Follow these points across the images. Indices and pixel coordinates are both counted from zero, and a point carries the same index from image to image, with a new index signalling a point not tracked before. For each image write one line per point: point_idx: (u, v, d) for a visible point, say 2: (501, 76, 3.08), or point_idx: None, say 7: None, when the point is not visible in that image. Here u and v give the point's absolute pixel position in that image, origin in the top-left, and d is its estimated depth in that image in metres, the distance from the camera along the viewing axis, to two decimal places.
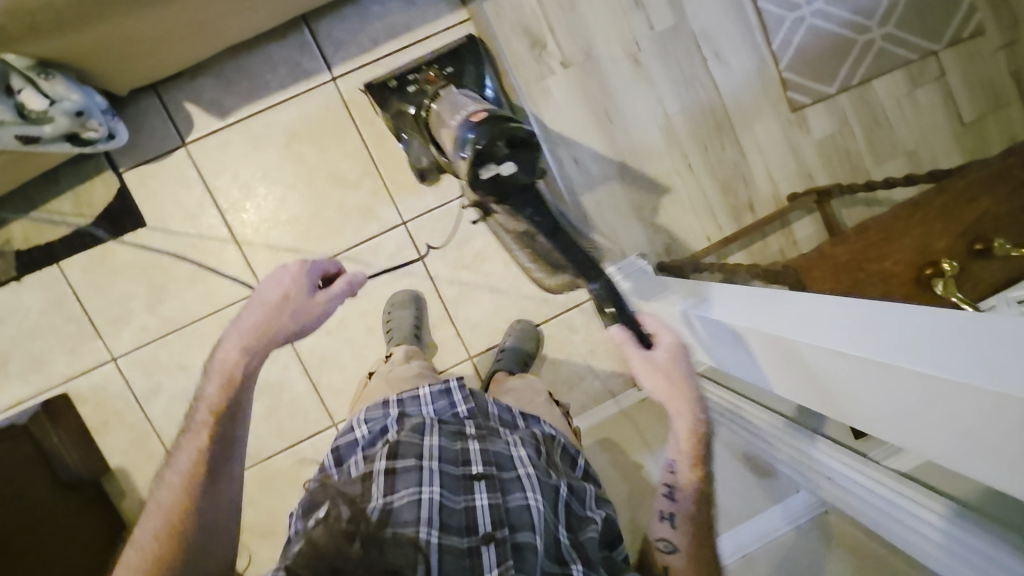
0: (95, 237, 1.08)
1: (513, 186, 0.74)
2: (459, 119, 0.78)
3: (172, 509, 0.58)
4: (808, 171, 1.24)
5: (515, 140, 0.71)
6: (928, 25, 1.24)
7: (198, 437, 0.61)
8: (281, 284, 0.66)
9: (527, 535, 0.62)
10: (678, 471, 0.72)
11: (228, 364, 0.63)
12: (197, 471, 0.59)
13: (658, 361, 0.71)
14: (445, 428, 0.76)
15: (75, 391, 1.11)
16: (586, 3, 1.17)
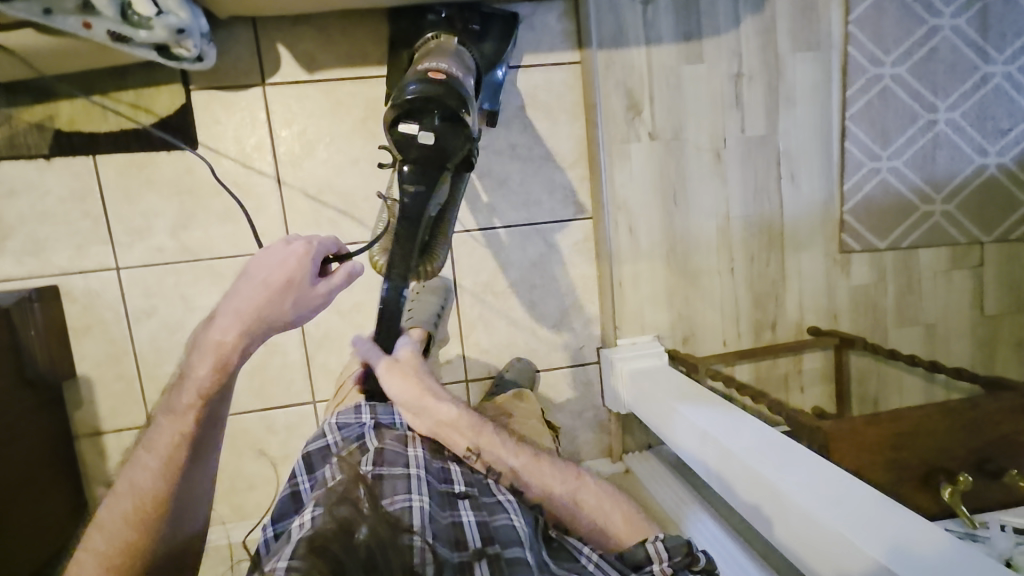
0: (143, 144, 1.04)
1: (418, 155, 0.82)
2: (423, 66, 0.85)
3: (148, 492, 0.69)
4: (834, 311, 1.28)
5: (444, 117, 0.80)
6: (984, 215, 1.30)
7: (183, 420, 0.72)
8: (284, 268, 0.72)
9: (517, 550, 0.71)
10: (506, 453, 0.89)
11: (224, 346, 0.71)
12: (173, 455, 0.71)
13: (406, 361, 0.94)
14: (426, 445, 0.90)
15: (66, 288, 1.06)
16: (692, 86, 1.19)
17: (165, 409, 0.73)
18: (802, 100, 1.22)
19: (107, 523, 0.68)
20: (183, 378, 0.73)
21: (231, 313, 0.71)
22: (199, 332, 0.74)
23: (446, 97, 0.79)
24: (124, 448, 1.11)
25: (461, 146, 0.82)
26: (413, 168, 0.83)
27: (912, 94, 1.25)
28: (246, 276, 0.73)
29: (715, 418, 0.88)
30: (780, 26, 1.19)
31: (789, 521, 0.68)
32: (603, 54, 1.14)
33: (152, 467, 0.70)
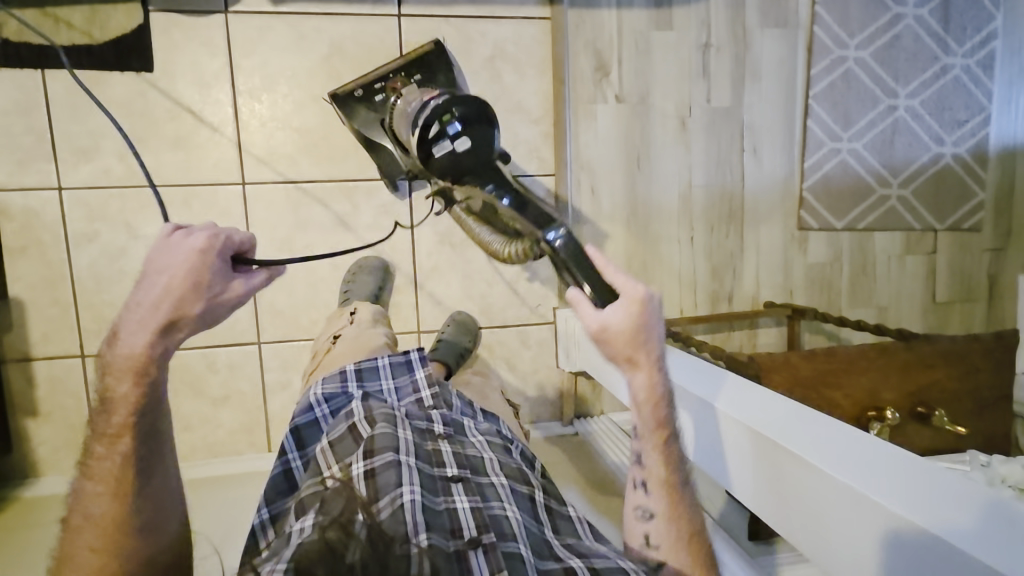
0: (96, 61, 1.01)
1: (472, 162, 0.85)
2: (415, 103, 0.91)
3: (105, 517, 0.60)
4: (790, 288, 1.29)
5: (463, 116, 0.84)
6: (939, 203, 1.32)
7: (120, 439, 0.61)
8: (182, 267, 0.58)
9: (511, 542, 0.65)
10: (644, 449, 0.70)
11: (137, 356, 0.59)
12: (122, 475, 0.61)
13: (619, 330, 0.66)
14: (413, 424, 0.83)
15: (3, 203, 1.01)
16: (660, 53, 1.20)
17: (94, 431, 0.61)
18: (767, 76, 1.24)
19: (71, 561, 0.59)
20: (106, 398, 0.61)
21: (136, 321, 0.58)
22: (105, 349, 0.61)
23: (451, 101, 0.85)
24: (54, 376, 1.06)
25: (492, 126, 0.86)
26: (478, 175, 0.85)
27: (874, 79, 1.28)
28: (144, 280, 0.59)
29: (709, 380, 0.77)
30: (748, 1, 1.22)
31: (811, 499, 0.55)
32: (574, 12, 1.15)
33: (103, 495, 0.60)
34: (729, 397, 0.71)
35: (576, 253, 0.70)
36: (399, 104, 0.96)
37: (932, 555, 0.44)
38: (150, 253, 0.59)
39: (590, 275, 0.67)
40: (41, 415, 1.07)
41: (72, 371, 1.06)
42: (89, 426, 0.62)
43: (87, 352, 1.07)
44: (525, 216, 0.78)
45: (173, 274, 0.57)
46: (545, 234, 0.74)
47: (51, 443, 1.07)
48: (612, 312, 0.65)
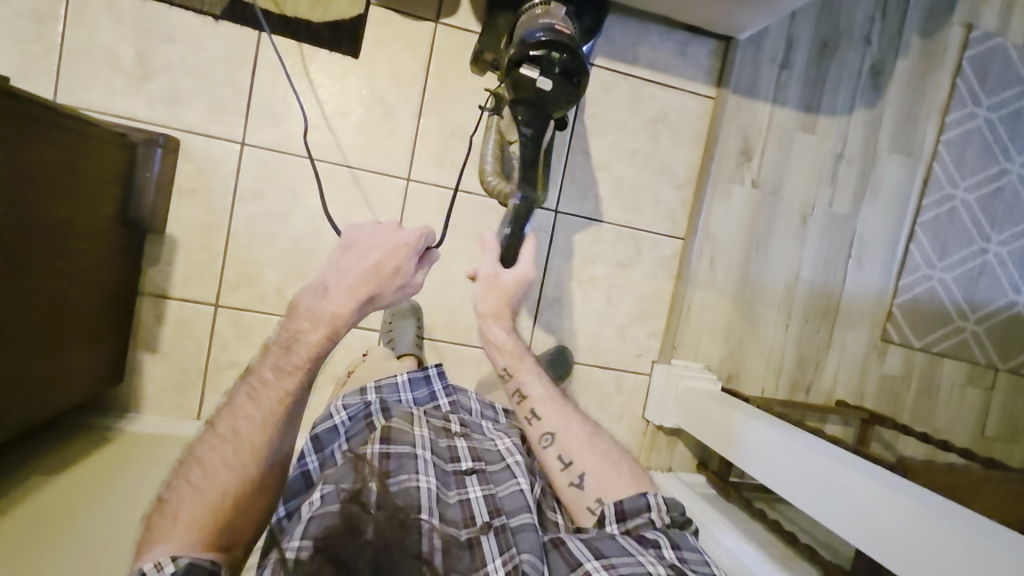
0: (310, 38, 1.07)
1: (540, 100, 0.90)
2: (542, 16, 0.90)
3: (247, 441, 0.66)
4: (862, 392, 1.38)
5: (565, 68, 0.87)
6: (1005, 345, 1.43)
7: (290, 377, 0.68)
8: (388, 251, 0.72)
9: (524, 516, 0.76)
10: (530, 383, 0.98)
11: (337, 317, 0.69)
12: (280, 408, 0.68)
13: (508, 281, 0.96)
14: (429, 421, 0.90)
15: (185, 145, 1.05)
16: (799, 152, 1.30)
17: (271, 361, 0.69)
18: (884, 195, 1.35)
19: (206, 463, 0.65)
20: (292, 337, 0.69)
21: (341, 281, 0.70)
22: (303, 292, 0.72)
23: (567, 45, 0.86)
24: (183, 318, 1.08)
25: (577, 88, 0.90)
26: (528, 108, 0.91)
27: (974, 221, 1.39)
28: (350, 250, 0.72)
29: (801, 437, 0.97)
30: (884, 126, 1.33)
31: (898, 527, 0.75)
32: (735, 97, 1.24)
33: (254, 419, 0.67)
34: (820, 448, 0.92)
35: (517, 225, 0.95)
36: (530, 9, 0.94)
37: (984, 564, 0.65)
38: (363, 228, 0.73)
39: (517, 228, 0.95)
40: (158, 352, 1.08)
41: (202, 316, 1.09)
42: (266, 353, 0.70)
43: (220, 302, 1.09)
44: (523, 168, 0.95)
45: (383, 258, 0.71)
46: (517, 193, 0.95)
47: (160, 382, 1.09)
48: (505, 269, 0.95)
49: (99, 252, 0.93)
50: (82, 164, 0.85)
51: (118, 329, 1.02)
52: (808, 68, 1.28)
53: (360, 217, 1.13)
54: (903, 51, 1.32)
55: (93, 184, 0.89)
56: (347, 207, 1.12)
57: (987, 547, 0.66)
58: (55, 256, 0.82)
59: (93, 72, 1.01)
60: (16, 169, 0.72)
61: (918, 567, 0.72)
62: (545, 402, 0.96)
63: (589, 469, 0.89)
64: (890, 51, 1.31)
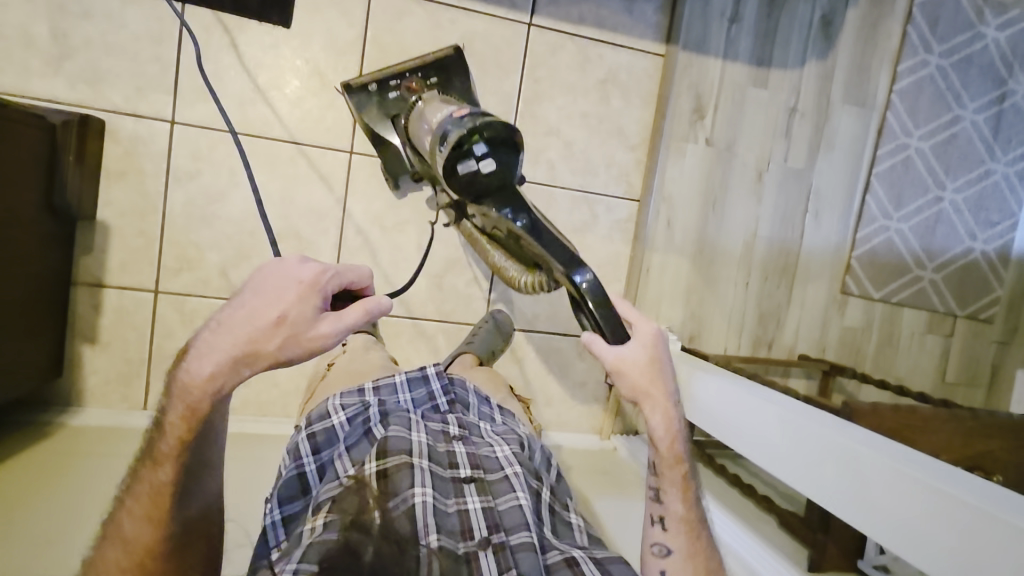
0: (237, 8, 1.02)
1: (490, 186, 0.82)
2: (438, 115, 0.88)
3: (138, 540, 0.60)
4: (823, 345, 1.38)
5: (490, 139, 0.81)
6: (961, 292, 1.45)
7: (162, 468, 0.59)
8: (280, 300, 0.55)
9: (522, 535, 0.70)
10: (668, 487, 0.76)
11: (196, 383, 0.56)
12: (163, 498, 0.60)
13: (637, 361, 0.71)
14: (428, 427, 0.85)
15: (111, 126, 1.00)
16: (751, 108, 1.28)
17: (145, 450, 0.60)
18: (839, 148, 1.34)
19: (100, 569, 0.59)
20: (159, 423, 0.59)
21: (218, 341, 0.55)
22: (174, 367, 0.58)
23: (479, 120, 0.81)
24: (124, 306, 1.04)
25: (518, 149, 0.84)
26: (496, 199, 0.82)
27: (929, 170, 1.39)
28: (235, 300, 0.57)
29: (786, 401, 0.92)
30: (836, 77, 1.32)
31: (882, 493, 0.72)
32: (685, 54, 1.22)
33: (139, 518, 0.59)
34: (799, 409, 0.88)
35: (603, 303, 0.72)
36: (420, 106, 0.97)
37: (972, 522, 0.62)
38: (251, 275, 0.58)
39: (602, 311, 0.71)
40: (100, 343, 1.05)
41: (144, 304, 1.05)
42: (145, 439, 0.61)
43: (162, 288, 1.05)
44: (551, 253, 0.76)
45: (267, 305, 0.55)
46: (571, 273, 0.75)
47: (105, 373, 1.05)
48: (632, 344, 0.71)
49: (24, 243, 0.89)
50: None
51: (55, 320, 0.98)
52: (758, 21, 1.26)
53: (303, 193, 1.09)
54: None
55: (11, 170, 0.84)
56: (289, 184, 1.08)
57: (1003, 517, 0.60)
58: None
59: (6, 52, 0.96)
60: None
61: (902, 530, 0.69)
62: (677, 512, 0.75)
63: (676, 548, 0.73)
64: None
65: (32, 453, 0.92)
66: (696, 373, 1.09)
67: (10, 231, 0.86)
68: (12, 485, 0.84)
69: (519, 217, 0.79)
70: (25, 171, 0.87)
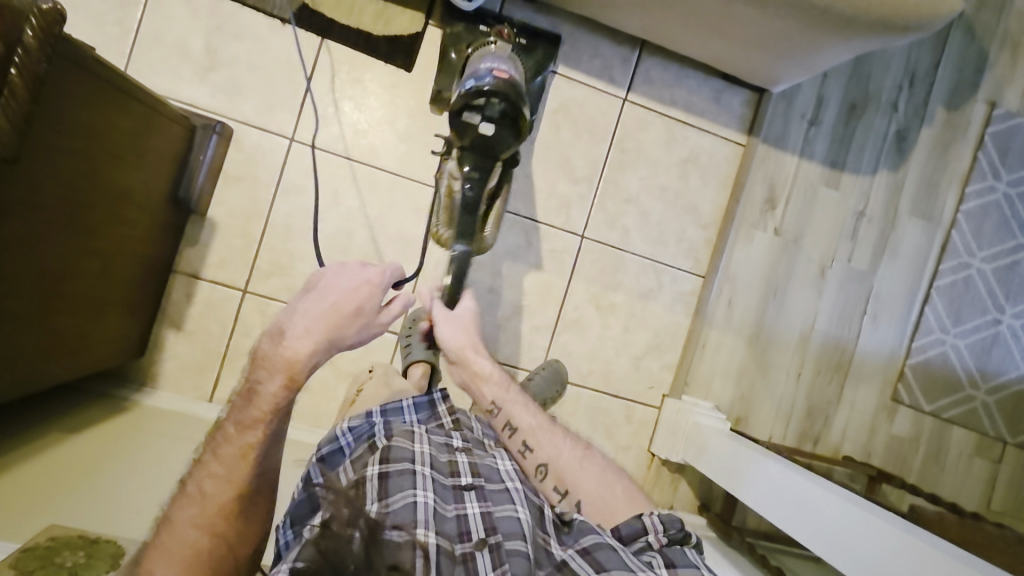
0: (369, 49, 1.13)
1: (483, 141, 0.92)
2: (484, 65, 0.94)
3: (215, 499, 0.61)
4: (870, 450, 1.37)
5: (504, 111, 0.90)
6: (1014, 419, 1.42)
7: (251, 432, 0.62)
8: (355, 293, 0.65)
9: (517, 541, 0.68)
10: (513, 412, 0.93)
11: (292, 361, 0.61)
12: (246, 459, 0.62)
13: (461, 317, 0.98)
14: (432, 439, 0.82)
15: (238, 135, 1.09)
16: (822, 206, 1.33)
17: (230, 416, 0.63)
18: (903, 256, 1.37)
19: (176, 528, 0.60)
20: (250, 388, 0.62)
21: (299, 323, 0.62)
22: (265, 346, 0.63)
23: (498, 88, 0.90)
24: (212, 300, 1.10)
25: (518, 133, 0.92)
26: (478, 153, 0.93)
27: (989, 292, 1.41)
28: (311, 292, 0.65)
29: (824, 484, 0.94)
30: (906, 190, 1.37)
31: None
32: (765, 147, 1.29)
33: (219, 479, 0.62)
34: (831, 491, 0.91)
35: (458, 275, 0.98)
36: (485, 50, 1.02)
37: None
38: (319, 274, 0.66)
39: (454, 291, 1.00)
40: (183, 331, 1.09)
41: (231, 301, 1.10)
42: (228, 409, 0.64)
43: (249, 289, 1.11)
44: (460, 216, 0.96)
45: (346, 296, 0.64)
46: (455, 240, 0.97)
47: (181, 360, 1.10)
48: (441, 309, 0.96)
49: (144, 228, 0.95)
50: (146, 137, 0.89)
51: (149, 302, 1.04)
52: (836, 127, 1.33)
53: (394, 220, 1.16)
54: (928, 120, 1.37)
55: (151, 161, 0.92)
56: (384, 210, 1.15)
57: None
58: (108, 221, 0.85)
59: (164, 59, 1.07)
60: (83, 123, 0.74)
61: None
62: (530, 429, 0.92)
63: (547, 456, 0.89)
64: (916, 119, 1.36)
65: (106, 424, 0.95)
66: (745, 451, 1.10)
67: (137, 215, 0.92)
68: (92, 450, 0.86)
69: (470, 182, 0.95)
70: (161, 163, 0.95)
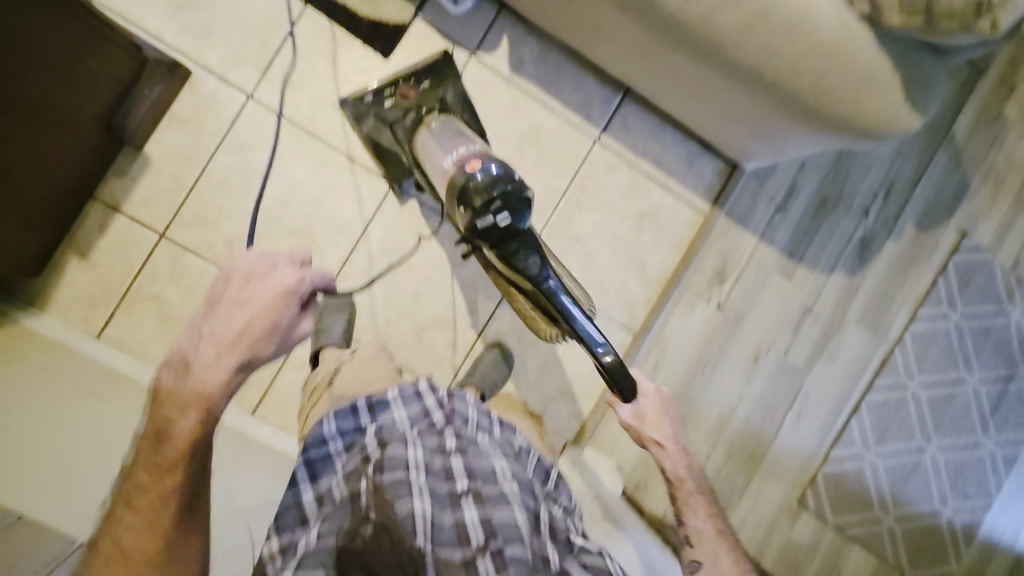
0: (349, 26, 1.11)
1: (510, 235, 0.83)
2: (454, 159, 0.88)
3: (136, 548, 0.56)
4: (763, 549, 1.33)
5: (506, 200, 0.81)
6: (917, 553, 1.38)
7: (165, 476, 0.57)
8: (257, 307, 0.60)
9: (518, 548, 0.63)
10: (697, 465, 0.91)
11: (203, 391, 0.58)
12: (163, 502, 0.57)
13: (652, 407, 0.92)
14: (426, 441, 0.74)
15: (195, 79, 1.07)
16: (771, 292, 1.31)
17: (143, 459, 0.58)
18: (841, 362, 1.35)
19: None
20: (163, 427, 0.58)
21: (207, 349, 0.59)
22: (163, 387, 0.60)
23: (500, 181, 0.82)
24: (125, 236, 1.06)
25: (529, 202, 0.83)
26: (519, 243, 0.83)
27: (920, 418, 1.38)
28: (214, 312, 0.60)
29: None
30: (858, 297, 1.35)
31: None
32: (726, 220, 1.27)
33: (139, 534, 0.56)
34: None
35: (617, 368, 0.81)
36: (423, 130, 1.00)
37: None
38: (225, 283, 0.61)
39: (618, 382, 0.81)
40: (87, 260, 1.05)
41: (144, 242, 1.07)
42: (138, 451, 0.59)
43: (166, 234, 1.07)
44: (547, 297, 0.84)
45: (253, 315, 0.60)
46: (593, 346, 0.81)
47: (77, 290, 1.06)
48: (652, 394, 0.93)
49: (65, 147, 0.92)
50: (83, 55, 0.86)
51: (58, 223, 1.00)
52: (803, 218, 1.31)
53: (333, 202, 1.13)
54: (896, 234, 1.35)
55: (87, 82, 0.89)
56: (326, 189, 1.12)
57: None
58: (19, 130, 0.82)
59: None
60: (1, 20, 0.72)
61: None
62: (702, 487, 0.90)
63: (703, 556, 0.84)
64: (883, 229, 1.35)
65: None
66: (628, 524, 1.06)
67: (59, 133, 0.89)
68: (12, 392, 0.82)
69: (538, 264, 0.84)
70: (100, 87, 0.92)
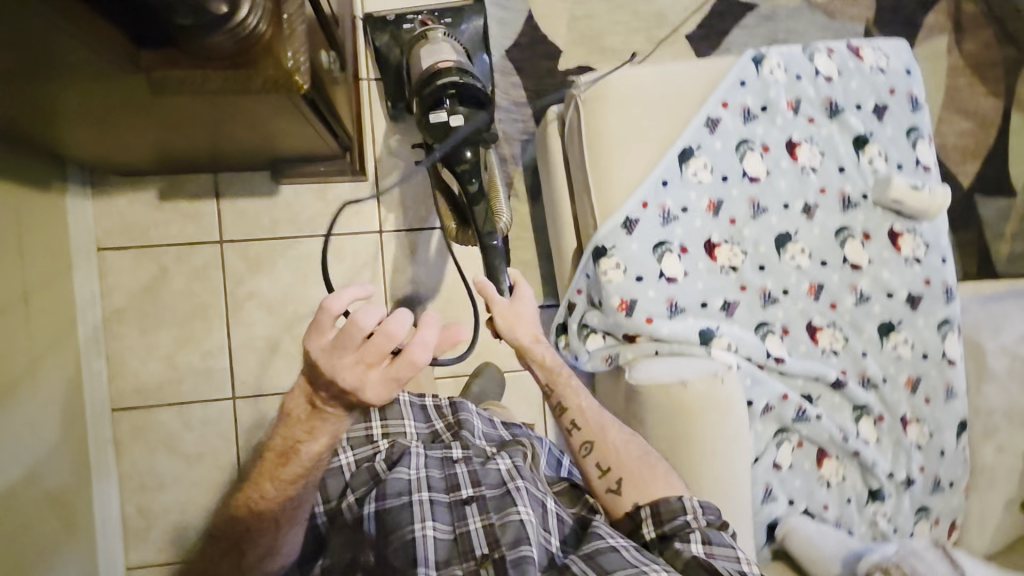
0: None
1: (457, 134, 0.91)
2: (433, 55, 0.95)
3: (251, 549, 0.74)
4: None
5: (460, 95, 0.91)
6: None
7: (286, 489, 0.73)
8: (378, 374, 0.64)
9: (521, 548, 0.73)
10: (572, 399, 0.86)
11: (330, 426, 0.70)
12: (279, 510, 0.73)
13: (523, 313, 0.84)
14: (431, 458, 0.84)
15: (363, 185, 1.16)
16: None
17: (268, 473, 0.73)
18: None
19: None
20: (291, 447, 0.71)
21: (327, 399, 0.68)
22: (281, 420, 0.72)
23: (456, 78, 0.90)
24: (200, 217, 1.12)
25: (485, 107, 0.93)
26: (471, 141, 0.93)
27: None
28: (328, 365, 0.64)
29: None
30: None
31: None
32: None
33: (259, 530, 0.74)
34: None
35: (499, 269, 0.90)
36: (422, 43, 1.01)
37: None
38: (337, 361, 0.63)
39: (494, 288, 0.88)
40: (158, 201, 1.11)
41: (206, 233, 1.12)
42: (264, 461, 0.73)
43: (223, 244, 1.13)
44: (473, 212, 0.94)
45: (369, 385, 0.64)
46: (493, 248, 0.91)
47: (128, 209, 1.10)
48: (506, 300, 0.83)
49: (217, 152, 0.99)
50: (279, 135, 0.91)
51: (167, 168, 1.07)
52: None
53: None
54: None
55: (280, 144, 0.97)
56: None
57: None
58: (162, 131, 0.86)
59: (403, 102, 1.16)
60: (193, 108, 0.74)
61: None
62: (591, 408, 0.85)
63: (615, 465, 0.80)
64: None
65: (27, 196, 0.93)
66: None
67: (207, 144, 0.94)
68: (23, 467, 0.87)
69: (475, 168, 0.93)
70: (291, 149, 1.01)
